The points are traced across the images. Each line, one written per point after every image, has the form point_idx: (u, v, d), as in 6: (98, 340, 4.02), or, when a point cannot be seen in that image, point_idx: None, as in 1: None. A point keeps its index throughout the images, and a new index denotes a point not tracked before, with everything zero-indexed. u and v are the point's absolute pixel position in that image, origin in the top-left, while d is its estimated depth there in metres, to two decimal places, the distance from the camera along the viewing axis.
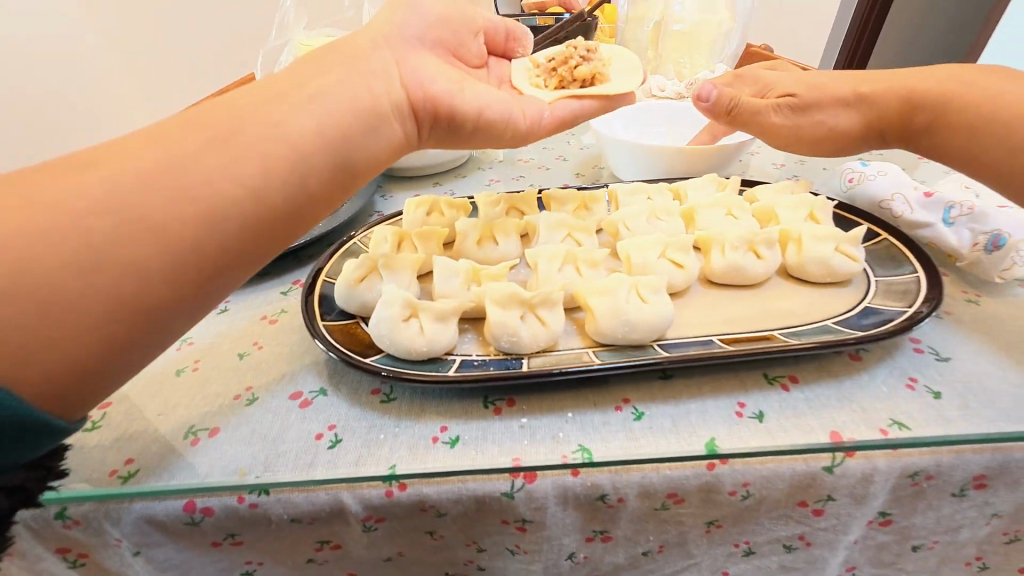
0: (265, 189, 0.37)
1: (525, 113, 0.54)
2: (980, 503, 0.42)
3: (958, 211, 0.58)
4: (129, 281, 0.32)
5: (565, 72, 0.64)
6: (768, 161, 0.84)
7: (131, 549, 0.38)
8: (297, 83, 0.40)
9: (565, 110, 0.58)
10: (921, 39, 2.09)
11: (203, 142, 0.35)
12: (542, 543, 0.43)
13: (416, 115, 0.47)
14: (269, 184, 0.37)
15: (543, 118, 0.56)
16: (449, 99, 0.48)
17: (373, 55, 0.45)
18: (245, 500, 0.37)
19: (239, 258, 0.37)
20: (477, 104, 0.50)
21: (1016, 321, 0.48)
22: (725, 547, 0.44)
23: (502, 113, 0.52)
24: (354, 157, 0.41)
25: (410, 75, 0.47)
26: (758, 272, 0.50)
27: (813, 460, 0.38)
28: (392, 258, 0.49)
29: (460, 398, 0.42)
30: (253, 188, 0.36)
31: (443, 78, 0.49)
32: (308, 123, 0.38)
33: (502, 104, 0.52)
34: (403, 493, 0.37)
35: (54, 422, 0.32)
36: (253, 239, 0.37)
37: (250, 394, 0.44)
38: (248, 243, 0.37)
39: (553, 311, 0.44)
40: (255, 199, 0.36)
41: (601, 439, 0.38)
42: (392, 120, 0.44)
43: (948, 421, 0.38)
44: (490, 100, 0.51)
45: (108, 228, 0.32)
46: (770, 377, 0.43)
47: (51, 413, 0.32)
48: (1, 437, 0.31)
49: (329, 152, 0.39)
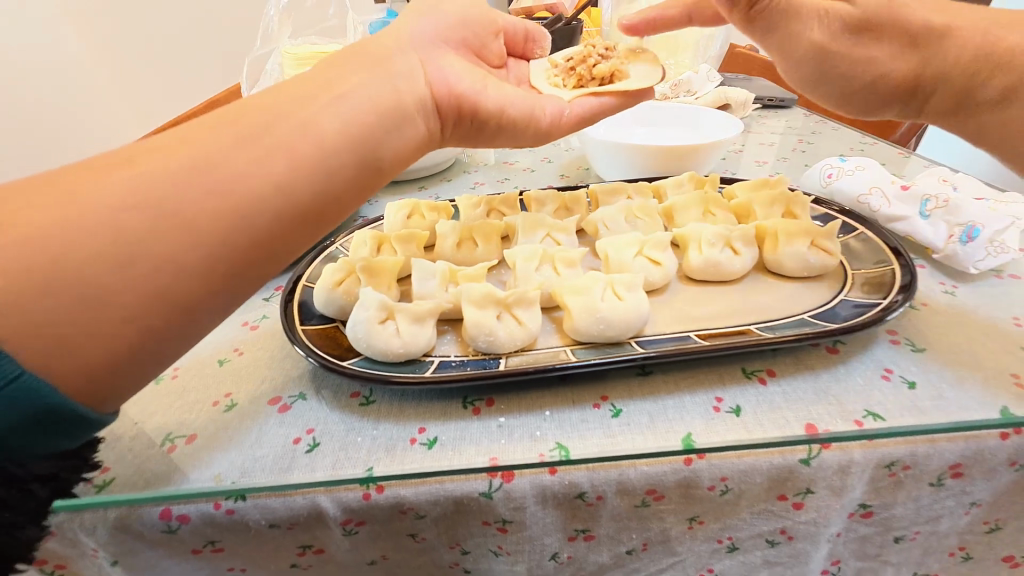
0: (293, 184, 0.36)
1: (547, 111, 0.53)
2: (959, 492, 0.42)
3: (934, 203, 0.59)
4: (163, 273, 0.32)
5: (584, 71, 0.63)
6: (751, 160, 0.85)
7: (109, 558, 0.38)
8: (326, 82, 0.40)
9: (586, 107, 0.55)
10: None
11: (171, 149, 0.35)
12: (525, 543, 0.43)
13: (439, 112, 0.47)
14: (297, 180, 0.36)
15: (565, 115, 0.54)
16: (473, 98, 0.49)
17: (399, 57, 0.45)
18: (222, 506, 0.36)
19: (252, 267, 0.36)
20: (500, 102, 0.50)
21: (990, 311, 0.48)
22: (708, 543, 0.45)
23: (524, 111, 0.51)
24: (381, 152, 0.40)
25: (435, 75, 0.47)
26: (735, 268, 0.50)
27: (790, 453, 0.38)
28: (371, 262, 0.49)
29: (438, 399, 0.42)
30: (279, 183, 0.36)
31: (467, 75, 0.49)
32: (333, 121, 0.38)
33: (524, 103, 0.51)
34: (381, 496, 0.37)
35: (89, 413, 0.33)
36: (279, 237, 0.37)
37: (228, 400, 0.44)
38: (275, 241, 0.37)
39: (529, 311, 0.44)
40: (282, 193, 0.36)
41: (579, 436, 0.38)
42: (418, 118, 0.44)
43: (922, 411, 0.38)
44: (513, 100, 0.50)
45: (72, 237, 0.31)
46: (748, 372, 0.43)
47: (88, 403, 0.33)
48: (43, 424, 0.32)
49: (355, 147, 0.39)
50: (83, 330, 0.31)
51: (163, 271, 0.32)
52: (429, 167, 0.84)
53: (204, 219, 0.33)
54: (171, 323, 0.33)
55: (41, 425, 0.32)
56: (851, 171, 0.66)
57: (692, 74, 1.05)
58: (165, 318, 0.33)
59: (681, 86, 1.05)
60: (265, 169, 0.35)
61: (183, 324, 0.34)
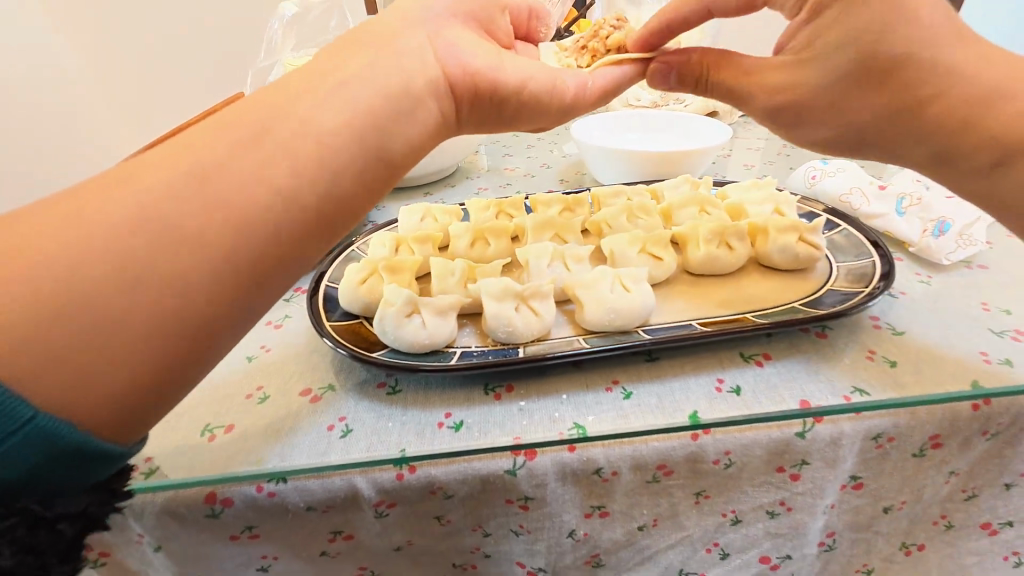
0: (300, 189, 0.36)
1: (569, 84, 0.51)
2: (939, 462, 0.46)
3: (908, 202, 0.65)
4: (171, 298, 0.32)
5: (598, 45, 0.65)
6: (739, 164, 0.90)
7: (153, 544, 0.41)
8: (317, 76, 0.39)
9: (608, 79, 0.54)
10: None
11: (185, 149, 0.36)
12: (544, 521, 0.45)
13: (453, 95, 0.45)
14: (303, 185, 0.36)
15: (588, 87, 0.53)
16: (492, 76, 0.46)
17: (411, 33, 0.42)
18: (264, 489, 0.39)
19: (272, 272, 0.36)
20: (520, 77, 0.48)
21: (960, 297, 0.53)
22: (714, 518, 0.48)
23: (546, 87, 0.49)
24: (389, 144, 0.39)
25: (449, 55, 0.44)
26: (730, 262, 0.54)
27: (787, 427, 0.42)
28: (392, 261, 0.52)
29: (461, 386, 0.45)
30: (286, 190, 0.35)
31: (481, 52, 0.46)
32: (334, 118, 0.37)
33: (547, 77, 0.50)
34: (413, 476, 0.40)
35: (111, 447, 0.32)
36: (283, 248, 0.36)
37: (261, 392, 0.46)
38: (283, 253, 0.36)
39: (544, 302, 0.47)
40: (292, 202, 0.35)
41: (594, 416, 0.41)
42: (430, 102, 0.42)
43: (903, 386, 0.42)
44: (534, 74, 0.49)
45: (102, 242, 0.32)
46: (745, 356, 0.46)
47: (108, 438, 0.32)
48: (63, 463, 0.31)
49: (360, 143, 0.37)
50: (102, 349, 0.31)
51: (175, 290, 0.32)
52: (433, 173, 0.87)
53: (218, 227, 0.33)
54: (193, 335, 0.33)
55: (62, 463, 0.31)
56: (833, 173, 0.71)
57: None
58: (187, 330, 0.33)
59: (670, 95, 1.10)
60: (287, 168, 0.35)
61: (203, 337, 0.34)
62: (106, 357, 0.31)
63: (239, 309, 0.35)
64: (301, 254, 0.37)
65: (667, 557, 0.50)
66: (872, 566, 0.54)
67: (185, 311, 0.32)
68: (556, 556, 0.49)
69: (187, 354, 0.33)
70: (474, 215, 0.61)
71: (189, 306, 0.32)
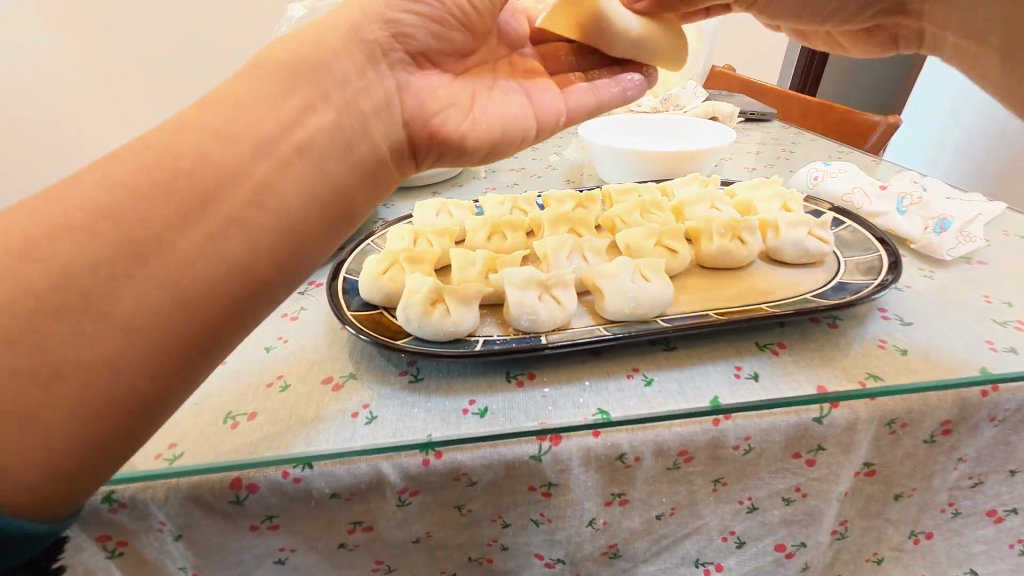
0: (268, 210, 0.34)
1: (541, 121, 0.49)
2: (948, 448, 0.47)
3: (909, 202, 0.67)
4: (131, 330, 0.30)
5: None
6: (739, 166, 0.92)
7: (173, 533, 0.40)
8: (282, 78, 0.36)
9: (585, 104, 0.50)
10: (854, 72, 2.41)
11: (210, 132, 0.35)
12: (565, 509, 0.46)
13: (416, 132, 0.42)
14: (271, 208, 0.34)
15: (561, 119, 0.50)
16: (456, 133, 0.44)
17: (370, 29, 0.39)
18: (290, 474, 0.39)
19: (289, 265, 0.35)
20: (489, 132, 0.45)
21: (962, 290, 0.54)
22: (731, 506, 0.48)
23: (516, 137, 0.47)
24: (359, 162, 0.37)
25: (411, 91, 0.42)
26: (743, 255, 0.56)
27: (805, 412, 0.43)
28: (413, 253, 0.53)
29: (484, 374, 0.45)
30: (255, 215, 0.33)
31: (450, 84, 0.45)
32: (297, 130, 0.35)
33: (518, 121, 0.47)
34: (439, 462, 0.41)
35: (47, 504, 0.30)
36: (260, 271, 0.34)
37: (282, 380, 0.46)
38: (255, 279, 0.34)
39: (566, 292, 0.49)
40: (261, 222, 0.33)
41: (617, 402, 0.42)
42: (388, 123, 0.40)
43: (915, 373, 0.43)
44: (504, 121, 0.46)
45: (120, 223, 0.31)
46: (761, 345, 0.47)
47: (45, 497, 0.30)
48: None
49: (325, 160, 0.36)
50: (114, 349, 0.30)
51: (147, 320, 0.30)
52: (441, 172, 0.88)
53: (205, 244, 0.32)
54: (206, 328, 0.32)
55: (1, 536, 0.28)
56: (834, 174, 0.73)
57: (679, 90, 1.13)
58: (196, 334, 0.32)
59: (670, 101, 1.13)
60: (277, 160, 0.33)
61: (213, 329, 0.33)
62: (110, 374, 0.30)
63: (252, 300, 0.34)
64: (272, 279, 0.35)
65: (683, 547, 0.51)
66: (881, 556, 0.55)
67: (157, 340, 0.31)
68: (575, 547, 0.49)
69: (195, 352, 0.32)
70: (491, 211, 0.63)
71: (160, 335, 0.31)
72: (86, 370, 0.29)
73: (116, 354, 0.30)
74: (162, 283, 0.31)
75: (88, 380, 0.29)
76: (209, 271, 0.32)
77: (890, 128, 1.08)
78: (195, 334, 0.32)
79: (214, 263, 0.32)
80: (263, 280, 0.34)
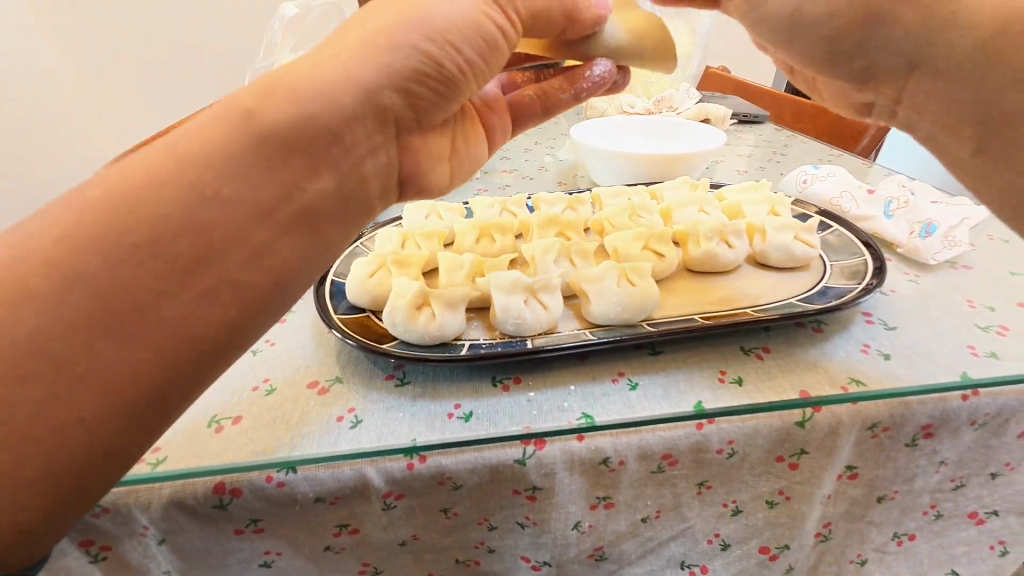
0: (242, 249, 0.31)
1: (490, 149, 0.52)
2: (930, 451, 0.48)
3: (896, 206, 0.68)
4: (98, 377, 0.29)
5: None
6: (731, 169, 0.92)
7: (156, 537, 0.40)
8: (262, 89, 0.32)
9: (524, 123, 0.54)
10: None
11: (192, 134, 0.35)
12: (551, 511, 0.46)
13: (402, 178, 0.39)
14: (244, 248, 0.32)
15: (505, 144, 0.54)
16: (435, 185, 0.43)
17: (364, 68, 0.32)
18: (274, 479, 0.40)
19: (266, 306, 0.34)
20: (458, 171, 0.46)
21: (947, 295, 0.55)
22: (716, 508, 0.49)
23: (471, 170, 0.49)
24: (345, 193, 0.35)
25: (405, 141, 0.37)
26: (730, 259, 0.56)
27: (787, 416, 0.43)
28: (401, 256, 0.53)
29: (469, 377, 0.45)
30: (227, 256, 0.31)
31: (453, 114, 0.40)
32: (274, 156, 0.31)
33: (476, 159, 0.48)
34: (423, 466, 0.41)
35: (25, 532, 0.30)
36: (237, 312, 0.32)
37: (268, 384, 0.46)
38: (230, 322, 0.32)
39: (553, 296, 0.49)
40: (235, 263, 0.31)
41: (601, 406, 0.42)
42: (379, 166, 0.36)
43: (897, 377, 0.44)
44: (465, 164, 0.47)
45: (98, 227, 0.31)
46: (746, 349, 0.48)
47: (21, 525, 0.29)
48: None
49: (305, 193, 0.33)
50: (81, 396, 0.29)
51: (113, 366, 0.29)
52: None
53: (172, 287, 0.30)
54: (186, 373, 0.32)
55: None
56: (823, 177, 0.74)
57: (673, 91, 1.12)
58: (167, 380, 0.31)
59: (664, 102, 1.11)
60: None
61: (192, 377, 0.32)
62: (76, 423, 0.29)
63: (236, 340, 0.33)
64: (249, 320, 0.33)
65: (669, 549, 0.51)
66: (865, 557, 0.55)
67: (125, 386, 0.30)
68: (561, 549, 0.49)
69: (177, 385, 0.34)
70: (480, 213, 0.63)
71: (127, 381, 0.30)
72: (62, 423, 0.29)
73: (92, 410, 0.29)
74: (131, 328, 0.29)
75: (65, 435, 0.29)
76: (178, 317, 0.30)
77: (881, 131, 1.09)
78: (174, 382, 0.31)
79: (185, 308, 0.30)
80: (243, 324, 0.33)
